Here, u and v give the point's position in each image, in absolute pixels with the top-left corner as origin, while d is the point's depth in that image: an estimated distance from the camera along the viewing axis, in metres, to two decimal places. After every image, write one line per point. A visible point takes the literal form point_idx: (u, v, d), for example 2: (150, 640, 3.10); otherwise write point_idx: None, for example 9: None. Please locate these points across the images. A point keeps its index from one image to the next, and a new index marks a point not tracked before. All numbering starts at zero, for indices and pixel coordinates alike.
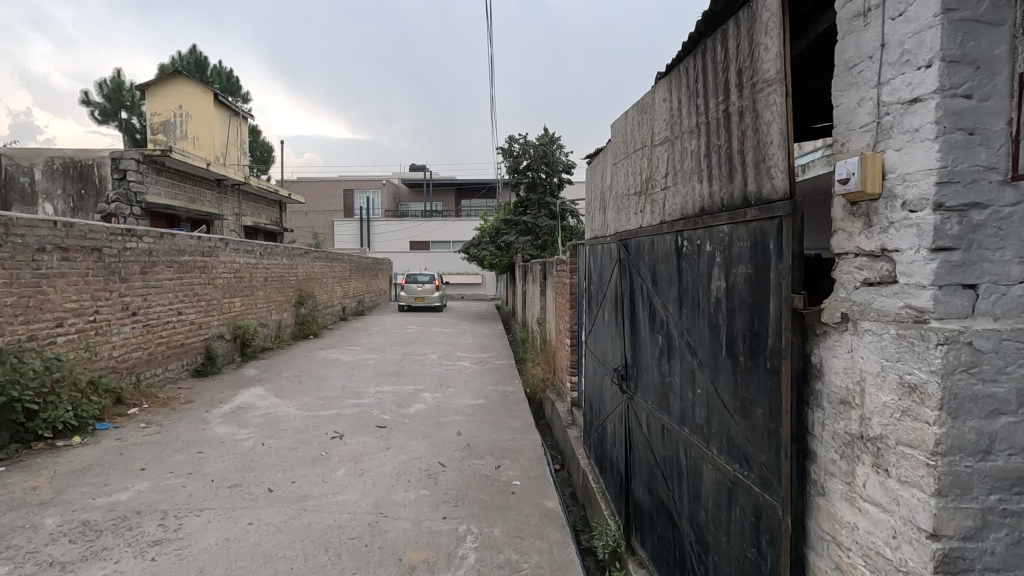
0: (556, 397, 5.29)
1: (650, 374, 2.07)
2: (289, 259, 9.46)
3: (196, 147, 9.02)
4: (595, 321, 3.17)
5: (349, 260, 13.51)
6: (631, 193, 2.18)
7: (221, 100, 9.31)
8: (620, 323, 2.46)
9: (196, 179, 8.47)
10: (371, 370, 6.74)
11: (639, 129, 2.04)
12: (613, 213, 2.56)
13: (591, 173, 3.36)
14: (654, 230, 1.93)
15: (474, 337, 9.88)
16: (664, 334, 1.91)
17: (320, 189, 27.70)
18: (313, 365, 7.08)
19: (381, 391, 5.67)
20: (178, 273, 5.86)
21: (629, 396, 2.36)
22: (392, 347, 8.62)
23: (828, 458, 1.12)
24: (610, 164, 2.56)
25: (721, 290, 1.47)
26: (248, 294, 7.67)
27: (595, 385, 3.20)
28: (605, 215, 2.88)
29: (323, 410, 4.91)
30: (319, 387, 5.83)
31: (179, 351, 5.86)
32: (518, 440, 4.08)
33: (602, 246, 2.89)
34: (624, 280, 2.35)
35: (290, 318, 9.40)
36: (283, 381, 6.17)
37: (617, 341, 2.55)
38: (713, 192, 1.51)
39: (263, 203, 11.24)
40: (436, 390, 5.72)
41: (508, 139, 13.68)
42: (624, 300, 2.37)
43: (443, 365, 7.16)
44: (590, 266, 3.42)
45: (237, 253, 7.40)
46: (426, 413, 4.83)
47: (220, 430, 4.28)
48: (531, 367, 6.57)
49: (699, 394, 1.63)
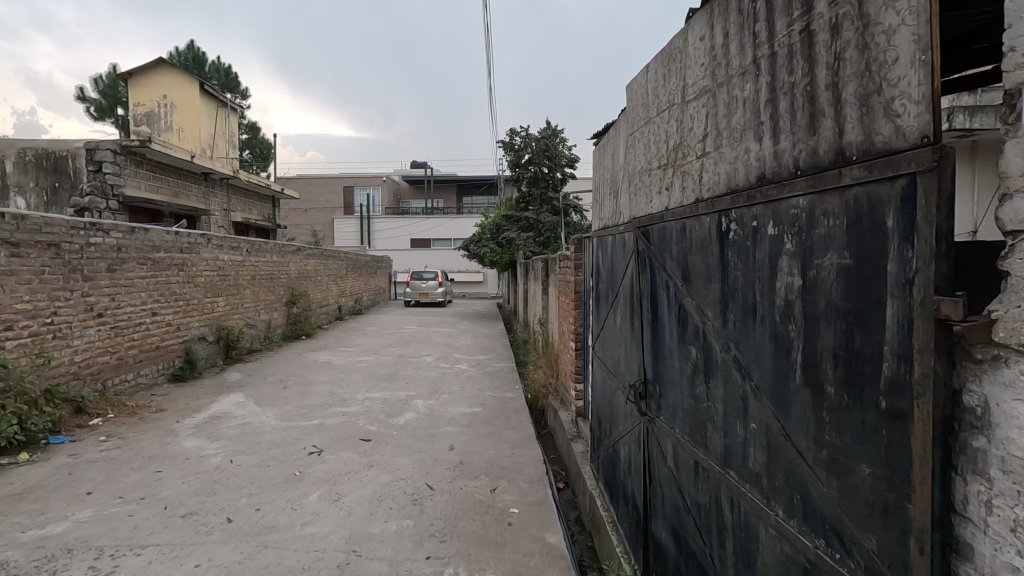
0: (558, 405, 4.87)
1: (679, 393, 1.64)
2: (280, 256, 9.05)
3: (181, 139, 8.62)
4: (605, 325, 2.75)
5: (345, 258, 13.10)
6: (653, 167, 1.75)
7: (208, 90, 8.89)
8: (637, 328, 2.03)
9: (180, 172, 8.07)
10: (362, 374, 6.31)
11: (665, 85, 1.61)
12: (628, 195, 2.14)
13: (600, 154, 2.93)
14: (684, 210, 1.51)
15: (473, 338, 9.45)
16: (698, 345, 1.48)
17: (320, 187, 27.34)
18: (301, 369, 6.66)
19: (370, 398, 5.25)
20: (153, 271, 5.47)
21: (649, 418, 1.92)
22: (386, 349, 8.19)
23: (998, 558, 0.75)
24: (624, 137, 2.13)
25: (793, 289, 1.04)
26: (233, 293, 7.27)
27: (604, 398, 2.77)
28: (616, 200, 2.46)
29: (304, 421, 4.49)
30: (304, 393, 5.41)
31: (154, 355, 5.46)
32: (516, 456, 3.65)
33: (613, 236, 2.47)
34: (642, 277, 1.92)
35: (281, 318, 8.98)
36: (266, 386, 5.75)
37: (632, 349, 2.13)
38: (781, 151, 1.07)
39: (254, 198, 10.83)
40: (429, 397, 5.29)
41: (509, 132, 13.26)
42: (641, 300, 1.95)
43: (439, 369, 6.73)
44: (598, 261, 2.99)
45: (221, 249, 6.99)
46: (417, 424, 4.40)
47: (186, 444, 3.85)
48: (533, 372, 6.13)
49: (753, 430, 1.21)
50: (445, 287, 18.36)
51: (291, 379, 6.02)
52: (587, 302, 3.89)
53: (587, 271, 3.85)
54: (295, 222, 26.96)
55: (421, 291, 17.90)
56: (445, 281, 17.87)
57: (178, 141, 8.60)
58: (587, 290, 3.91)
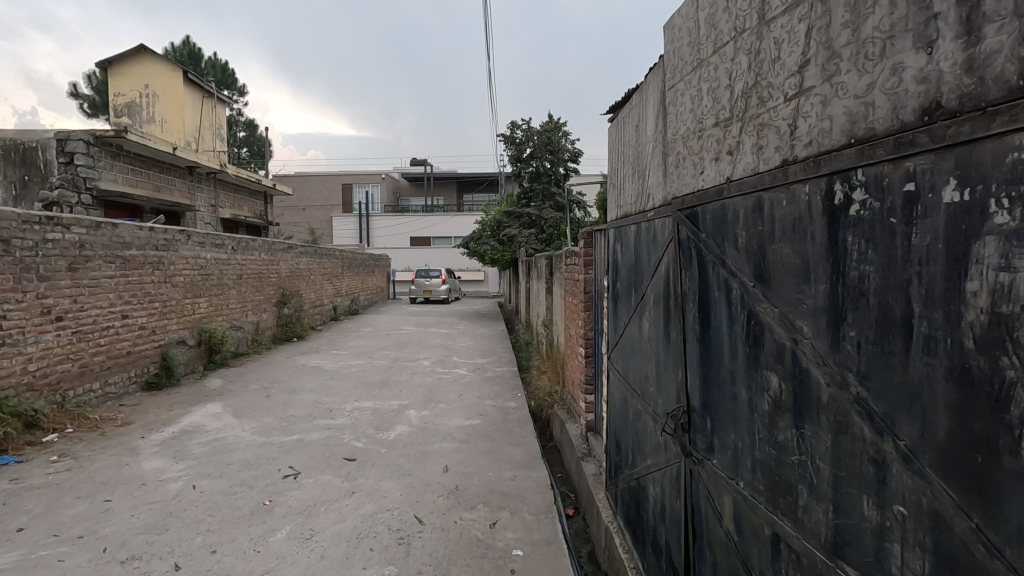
0: (565, 417, 4.43)
1: (745, 434, 1.20)
2: (269, 254, 8.62)
3: (164, 131, 8.15)
4: (625, 331, 2.31)
5: (340, 257, 12.64)
6: (706, 125, 1.30)
7: (192, 79, 8.44)
8: (675, 339, 1.59)
9: (162, 166, 7.65)
10: (353, 381, 5.87)
11: (728, 7, 1.17)
12: (664, 169, 1.69)
13: (617, 129, 2.49)
14: (762, 177, 1.06)
15: (473, 340, 9.00)
16: (784, 373, 1.03)
17: (318, 184, 26.90)
18: (288, 375, 6.22)
19: (359, 408, 4.80)
20: (124, 269, 5.03)
21: (693, 458, 1.48)
22: (380, 353, 7.74)
23: None
24: (659, 96, 1.69)
25: (1012, 293, 0.59)
26: (217, 293, 6.84)
27: (624, 419, 2.33)
28: (642, 180, 2.01)
29: (284, 436, 4.04)
30: (288, 403, 4.96)
31: (124, 361, 5.02)
32: (519, 480, 3.20)
33: (639, 223, 2.03)
34: (684, 276, 1.47)
35: (271, 319, 8.55)
36: (247, 395, 5.31)
37: (667, 366, 1.69)
38: (988, 50, 0.62)
39: (245, 193, 10.40)
40: (423, 407, 4.84)
41: (510, 126, 12.80)
42: (682, 305, 1.50)
43: (436, 374, 6.29)
44: (615, 256, 2.55)
45: (204, 247, 6.56)
46: (408, 441, 3.94)
47: (147, 466, 3.41)
48: (536, 378, 5.68)
49: (900, 518, 0.76)
50: (445, 286, 17.91)
51: (276, 387, 5.57)
52: (600, 301, 3.45)
53: (601, 267, 3.41)
54: (293, 220, 26.55)
55: (420, 290, 17.43)
56: (444, 279, 17.41)
57: (162, 133, 8.13)
58: (599, 289, 3.47)
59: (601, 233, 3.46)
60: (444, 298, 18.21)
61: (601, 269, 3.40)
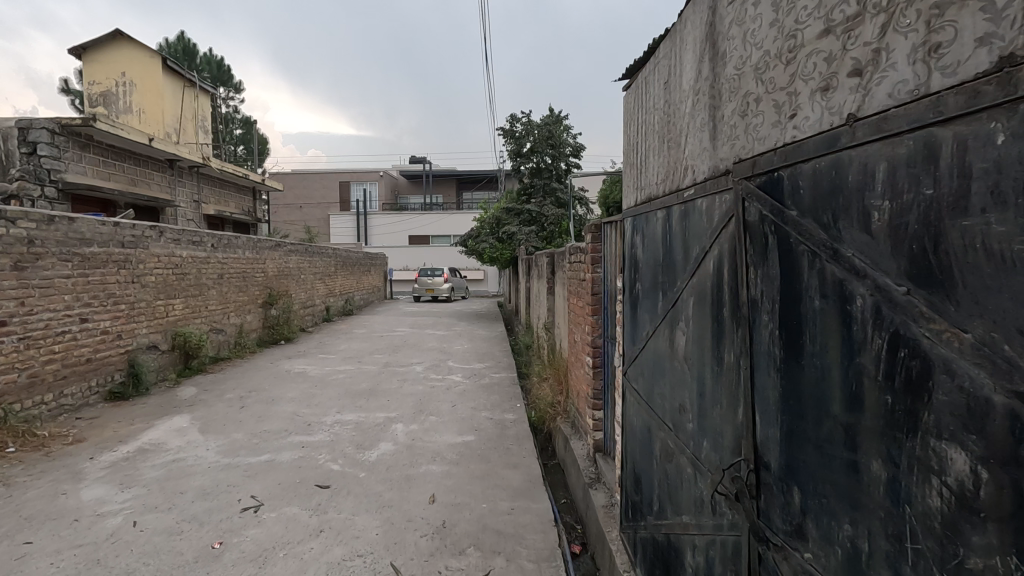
0: (570, 433, 3.97)
1: (880, 534, 0.73)
2: (255, 252, 8.16)
3: (142, 122, 7.71)
4: (649, 345, 1.85)
5: (332, 255, 12.17)
6: (808, 34, 0.83)
7: (172, 67, 7.99)
8: (736, 364, 1.13)
9: (138, 158, 7.20)
10: (337, 390, 5.40)
11: None
12: (714, 127, 1.22)
13: (637, 95, 2.02)
14: (947, 99, 0.59)
15: (469, 343, 8.54)
16: (989, 453, 0.57)
17: (314, 182, 26.43)
18: (269, 382, 5.76)
19: (340, 421, 4.34)
20: (82, 268, 4.58)
21: (766, 542, 1.01)
22: (371, 357, 7.27)
23: None
24: (708, 26, 1.23)
25: None
26: (195, 294, 6.40)
27: (648, 455, 1.86)
28: (676, 149, 1.54)
29: (251, 456, 3.57)
30: (262, 416, 4.49)
31: (83, 370, 4.55)
32: (518, 515, 2.73)
33: (672, 206, 1.57)
34: (754, 275, 1.01)
35: (256, 321, 8.10)
36: (220, 406, 4.84)
37: (719, 400, 1.22)
38: None
39: (231, 188, 9.93)
40: (412, 420, 4.37)
41: (510, 119, 12.33)
42: (750, 317, 1.04)
43: (429, 381, 5.82)
44: (633, 249, 2.09)
45: (179, 244, 6.10)
46: (391, 462, 3.47)
47: (85, 496, 2.94)
48: (537, 386, 5.22)
49: None
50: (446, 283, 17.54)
51: (253, 396, 5.11)
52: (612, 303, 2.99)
53: (614, 264, 2.94)
54: (289, 218, 26.09)
55: (422, 288, 17.16)
56: (444, 277, 16.98)
57: (139, 124, 7.72)
58: (612, 291, 3.00)
59: (613, 225, 3.00)
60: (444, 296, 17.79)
61: (614, 265, 2.94)
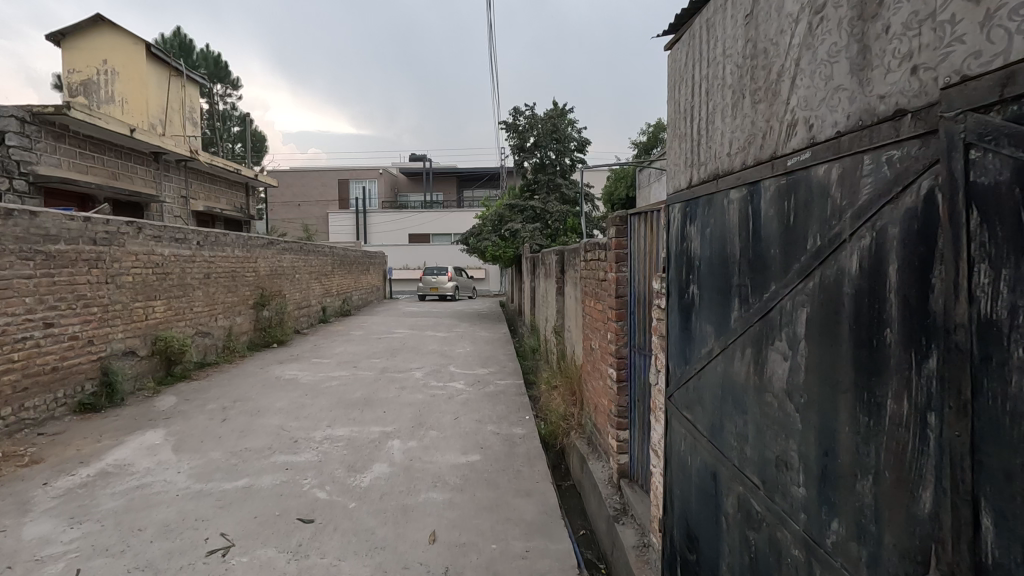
0: (587, 452, 3.56)
1: None
2: (245, 250, 7.72)
3: (125, 112, 7.28)
4: (714, 365, 1.42)
5: (329, 254, 11.71)
6: None
7: (156, 54, 7.55)
8: (922, 419, 0.70)
9: (119, 150, 6.78)
10: (329, 399, 4.96)
11: None
12: (871, 48, 0.80)
13: (693, 46, 1.58)
14: None
15: (472, 346, 8.10)
16: None
17: (312, 180, 25.98)
18: (256, 390, 5.33)
19: (331, 437, 3.91)
20: (47, 267, 4.15)
21: None
22: (367, 362, 6.84)
23: None
24: None
25: None
26: (178, 296, 5.98)
27: (713, 509, 1.44)
28: (772, 98, 1.12)
29: (227, 481, 3.14)
30: (245, 431, 4.06)
31: (48, 379, 4.13)
32: (534, 560, 2.31)
33: (763, 179, 1.15)
34: (989, 279, 0.59)
35: (246, 323, 7.66)
36: (200, 418, 4.41)
37: (873, 469, 0.80)
38: None
39: (222, 184, 9.50)
40: (411, 436, 3.94)
41: (513, 112, 11.87)
42: (972, 349, 0.62)
43: (429, 389, 5.38)
44: (685, 242, 1.67)
45: (161, 242, 5.67)
46: (386, 489, 3.04)
47: (26, 534, 2.51)
48: (547, 395, 4.81)
49: None
50: (451, 284, 17.48)
51: (237, 407, 4.68)
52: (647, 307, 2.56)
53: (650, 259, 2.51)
54: (287, 217, 25.64)
55: (426, 288, 17.24)
56: (450, 277, 17.22)
57: (122, 115, 7.29)
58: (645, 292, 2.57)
59: (644, 216, 2.58)
60: (449, 295, 17.69)
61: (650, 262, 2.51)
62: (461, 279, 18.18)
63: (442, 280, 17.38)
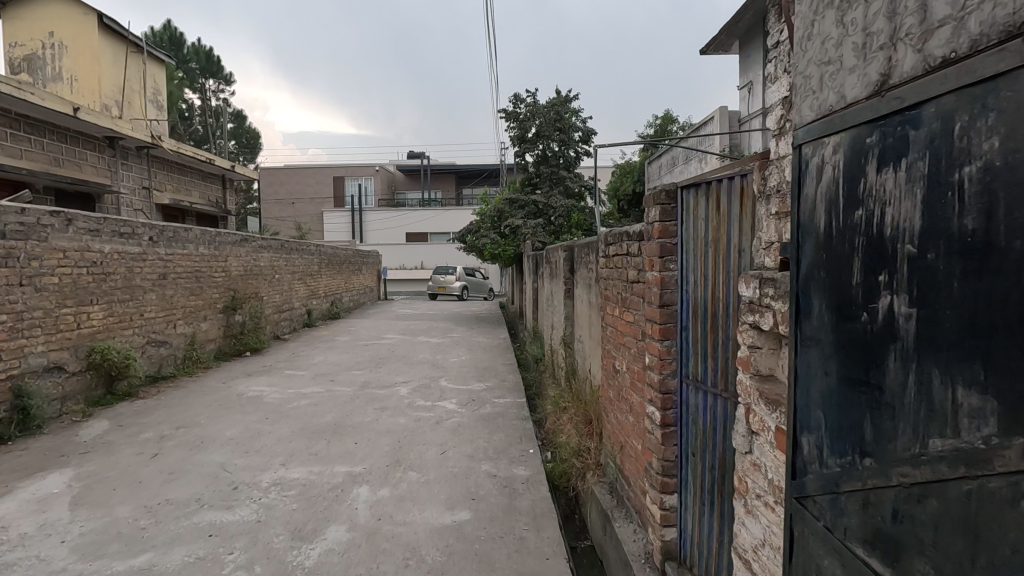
0: (611, 506, 2.73)
1: None
2: (213, 247, 6.89)
3: (75, 92, 6.41)
4: (1007, 495, 0.59)
5: (315, 252, 10.87)
6: None
7: (110, 25, 6.69)
8: None
9: (63, 133, 5.96)
10: (292, 426, 4.11)
11: None
12: None
13: None
14: None
15: (467, 354, 7.28)
16: None
17: (306, 177, 25.13)
18: (209, 413, 4.47)
19: (282, 482, 3.08)
20: None
21: None
22: (348, 375, 6.00)
23: None
24: None
25: None
26: (125, 299, 5.15)
27: None
28: None
29: (120, 559, 2.28)
30: (176, 473, 3.21)
31: None
32: None
33: None
34: None
35: (214, 329, 6.84)
36: (128, 453, 3.57)
37: None
38: None
39: (194, 175, 8.66)
40: (383, 482, 3.09)
41: (513, 100, 11.03)
42: None
43: (413, 412, 4.52)
44: (861, 213, 0.83)
45: (100, 237, 4.83)
46: (338, 572, 2.19)
47: None
48: (555, 421, 3.98)
49: None
50: (457, 283, 17.16)
51: (177, 438, 3.84)
52: (722, 319, 1.74)
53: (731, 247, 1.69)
54: (280, 215, 24.82)
55: (434, 286, 17.12)
56: (456, 276, 16.82)
57: (73, 95, 6.40)
58: (720, 299, 1.75)
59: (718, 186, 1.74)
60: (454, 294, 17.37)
61: (731, 253, 1.69)
62: (467, 280, 17.44)
63: (448, 280, 17.05)
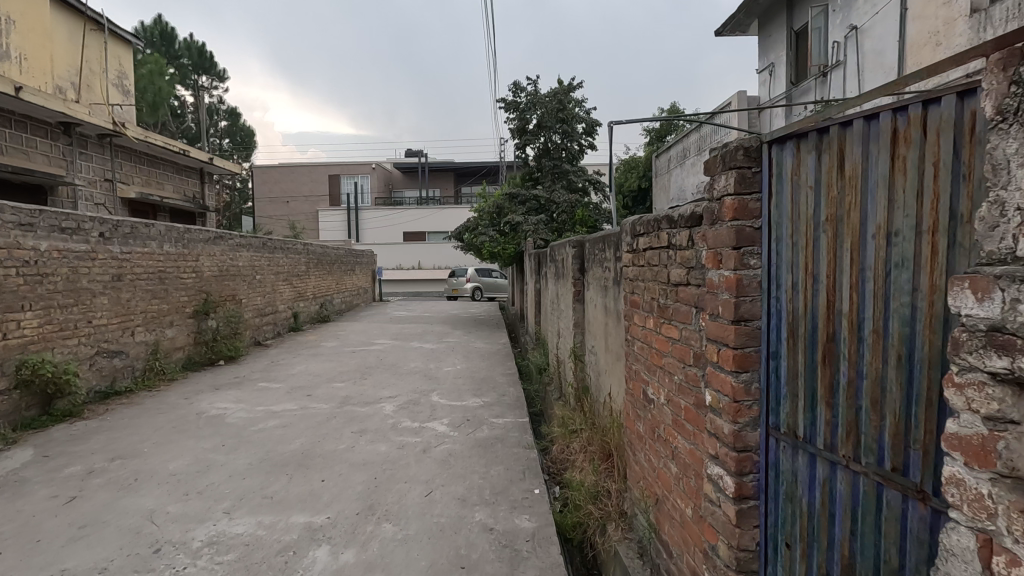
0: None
1: None
2: (181, 245, 6.21)
3: (26, 72, 5.65)
4: None
5: (302, 251, 10.17)
6: None
7: None
8: None
9: (7, 117, 5.30)
10: (251, 456, 3.44)
11: None
12: None
13: None
14: None
15: (463, 362, 6.60)
16: None
17: (300, 176, 24.42)
18: (156, 440, 3.78)
19: (219, 540, 2.41)
20: None
21: None
22: (327, 389, 5.32)
23: None
24: None
25: None
26: (68, 304, 4.50)
27: None
28: None
29: None
30: (88, 527, 2.53)
31: None
32: None
33: None
34: None
35: (182, 336, 6.16)
36: (39, 495, 2.89)
37: None
38: None
39: (167, 168, 7.99)
40: (349, 540, 2.42)
41: (513, 88, 10.33)
42: None
43: (397, 436, 3.85)
44: None
45: (33, 232, 4.17)
46: None
47: None
48: (566, 450, 3.31)
49: None
50: (470, 284, 16.79)
51: (106, 475, 3.15)
52: (855, 346, 1.10)
53: (879, 230, 1.04)
54: (274, 215, 24.11)
55: (450, 289, 16.91)
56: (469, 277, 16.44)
57: (22, 76, 5.58)
58: (850, 315, 1.10)
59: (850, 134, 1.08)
60: (468, 295, 17.02)
61: (878, 239, 1.04)
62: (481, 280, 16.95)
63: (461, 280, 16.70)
